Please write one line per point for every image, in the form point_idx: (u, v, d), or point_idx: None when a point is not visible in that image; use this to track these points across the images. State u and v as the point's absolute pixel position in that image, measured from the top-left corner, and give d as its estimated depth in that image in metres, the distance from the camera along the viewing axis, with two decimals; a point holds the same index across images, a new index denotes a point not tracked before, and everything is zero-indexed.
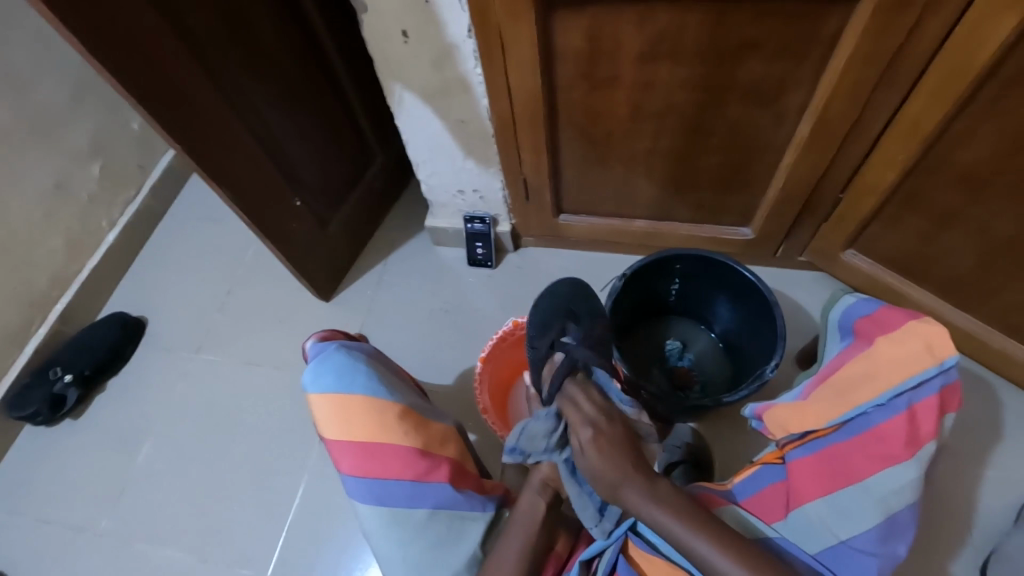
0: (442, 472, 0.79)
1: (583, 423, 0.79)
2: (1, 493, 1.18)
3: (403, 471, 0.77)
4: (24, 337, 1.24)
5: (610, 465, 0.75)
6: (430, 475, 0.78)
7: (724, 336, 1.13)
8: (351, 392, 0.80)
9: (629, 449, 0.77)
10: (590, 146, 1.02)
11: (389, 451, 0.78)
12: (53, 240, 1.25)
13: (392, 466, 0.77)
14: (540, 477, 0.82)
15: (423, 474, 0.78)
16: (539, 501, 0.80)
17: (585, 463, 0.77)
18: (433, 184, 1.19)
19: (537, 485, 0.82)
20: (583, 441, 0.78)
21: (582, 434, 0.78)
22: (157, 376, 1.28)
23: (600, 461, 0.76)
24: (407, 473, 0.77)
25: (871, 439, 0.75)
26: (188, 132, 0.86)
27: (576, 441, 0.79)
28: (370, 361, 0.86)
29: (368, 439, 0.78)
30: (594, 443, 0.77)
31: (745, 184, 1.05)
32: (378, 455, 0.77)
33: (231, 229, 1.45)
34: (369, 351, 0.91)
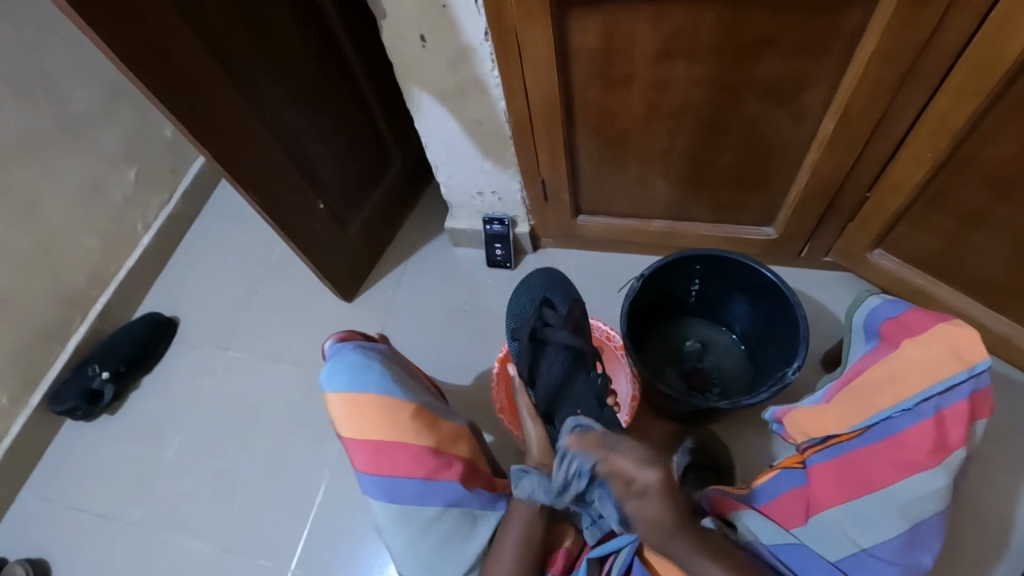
0: (453, 471, 0.79)
1: (641, 466, 0.70)
2: (42, 483, 1.24)
3: (414, 469, 0.78)
4: (65, 334, 1.30)
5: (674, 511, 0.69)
6: (441, 474, 0.78)
7: (745, 338, 1.11)
8: (365, 391, 0.81)
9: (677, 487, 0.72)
10: (607, 145, 1.02)
11: (400, 449, 0.78)
12: (91, 242, 1.31)
13: (403, 464, 0.78)
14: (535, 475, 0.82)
15: (433, 472, 0.78)
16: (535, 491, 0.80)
17: (647, 512, 0.69)
18: (451, 186, 1.21)
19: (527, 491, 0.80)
20: (648, 492, 0.69)
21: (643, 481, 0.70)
22: (186, 373, 1.32)
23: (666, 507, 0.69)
24: (419, 471, 0.78)
25: (895, 445, 0.73)
26: (214, 136, 0.89)
27: (638, 493, 0.70)
28: (384, 360, 0.86)
29: (380, 437, 0.79)
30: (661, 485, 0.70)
31: (765, 182, 1.03)
32: (390, 453, 0.78)
33: (257, 231, 1.49)
34: (381, 350, 0.91)
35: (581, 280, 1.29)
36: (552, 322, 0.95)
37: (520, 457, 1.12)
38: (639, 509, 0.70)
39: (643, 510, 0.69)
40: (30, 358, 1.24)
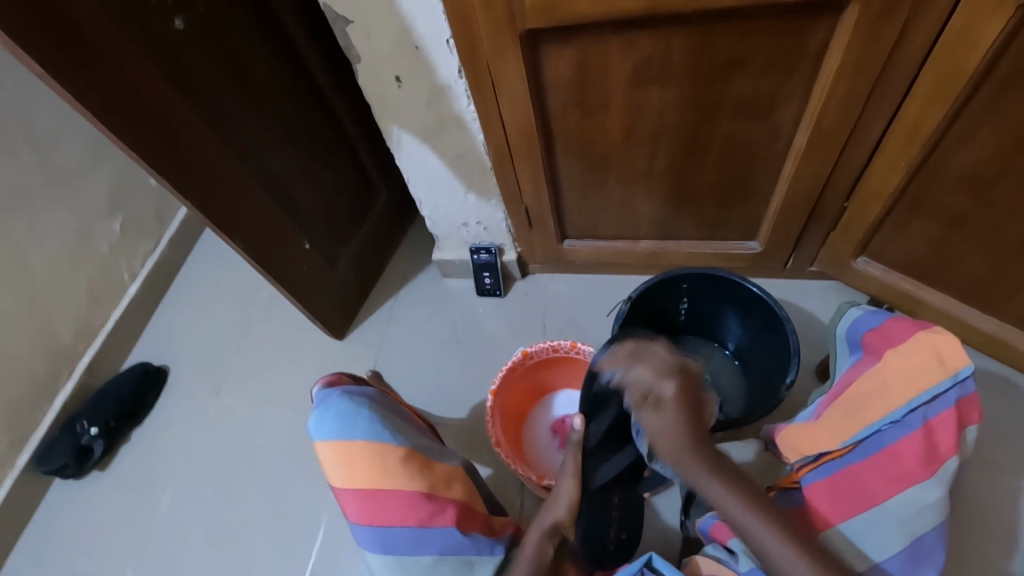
0: (447, 516, 0.77)
1: (660, 379, 0.78)
2: (31, 548, 1.21)
3: (408, 517, 0.76)
4: (52, 391, 1.28)
5: (686, 422, 0.76)
6: (435, 520, 0.77)
7: (740, 354, 1.10)
8: (353, 438, 0.78)
9: (699, 409, 0.78)
10: (588, 171, 1.03)
11: (393, 497, 0.76)
12: (78, 294, 1.30)
13: (395, 513, 0.76)
14: (551, 519, 0.80)
15: (427, 519, 0.76)
16: (547, 544, 0.77)
17: (652, 421, 0.77)
18: (437, 219, 1.21)
19: (546, 528, 0.79)
20: (667, 400, 0.77)
21: (653, 389, 0.78)
22: (177, 423, 1.30)
23: (678, 413, 0.76)
24: (412, 519, 0.76)
25: (887, 459, 0.72)
26: (196, 186, 0.89)
27: (657, 406, 0.78)
28: (373, 404, 0.84)
29: (372, 486, 0.77)
30: (676, 397, 0.77)
31: (746, 197, 1.04)
32: (383, 502, 0.76)
33: (245, 274, 1.49)
34: (372, 393, 0.89)
35: (572, 304, 1.29)
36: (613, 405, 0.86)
37: (522, 490, 1.10)
38: (644, 413, 0.78)
39: (650, 414, 0.78)
40: (18, 417, 1.22)
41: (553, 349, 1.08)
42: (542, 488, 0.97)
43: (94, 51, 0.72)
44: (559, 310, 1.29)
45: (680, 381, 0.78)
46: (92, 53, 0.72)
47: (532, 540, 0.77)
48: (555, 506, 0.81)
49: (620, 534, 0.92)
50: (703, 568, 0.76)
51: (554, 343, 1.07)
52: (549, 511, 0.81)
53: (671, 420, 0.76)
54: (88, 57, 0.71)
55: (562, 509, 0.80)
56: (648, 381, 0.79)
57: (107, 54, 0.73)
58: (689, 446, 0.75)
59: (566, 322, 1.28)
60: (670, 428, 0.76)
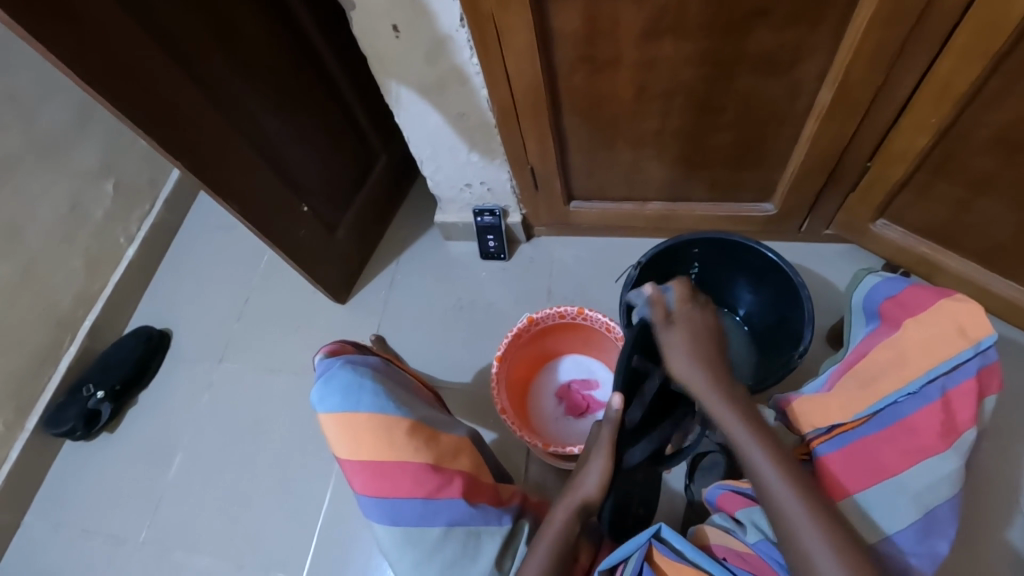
0: (454, 488, 0.77)
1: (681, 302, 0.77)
2: (46, 507, 1.24)
3: (414, 489, 0.76)
4: (56, 355, 1.28)
5: (697, 354, 0.73)
6: (442, 492, 0.76)
7: (750, 320, 1.07)
8: (357, 410, 0.78)
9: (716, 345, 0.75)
10: (597, 131, 0.98)
11: (400, 470, 0.76)
12: (75, 260, 1.28)
13: (402, 486, 0.76)
14: (580, 498, 0.75)
15: (434, 491, 0.76)
16: (575, 523, 0.74)
17: (675, 340, 0.74)
18: (438, 180, 1.17)
19: (577, 508, 0.75)
20: (682, 320, 0.76)
21: (680, 311, 0.77)
22: (183, 387, 1.30)
23: (687, 340, 0.74)
24: (419, 491, 0.76)
25: (904, 430, 0.73)
26: (187, 149, 0.85)
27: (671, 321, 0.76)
28: (377, 376, 0.83)
29: (379, 459, 0.76)
30: (691, 321, 0.75)
31: (762, 158, 1.00)
32: (390, 474, 0.76)
33: (243, 237, 1.45)
34: (375, 366, 0.87)
35: (578, 268, 1.27)
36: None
37: (527, 452, 1.12)
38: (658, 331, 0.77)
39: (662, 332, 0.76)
40: (23, 382, 1.22)
41: (559, 317, 1.05)
42: (550, 455, 0.98)
43: (67, 2, 0.66)
44: (564, 274, 1.26)
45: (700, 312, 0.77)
46: (65, 4, 0.66)
47: (558, 515, 0.74)
48: (585, 483, 0.77)
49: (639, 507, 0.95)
50: (711, 538, 0.77)
51: (560, 310, 1.04)
52: (578, 492, 0.76)
53: (683, 347, 0.74)
54: (60, 9, 0.66)
55: (591, 487, 0.76)
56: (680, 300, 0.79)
57: (83, 5, 0.68)
58: (703, 371, 0.72)
59: (572, 286, 1.25)
60: (687, 355, 0.73)
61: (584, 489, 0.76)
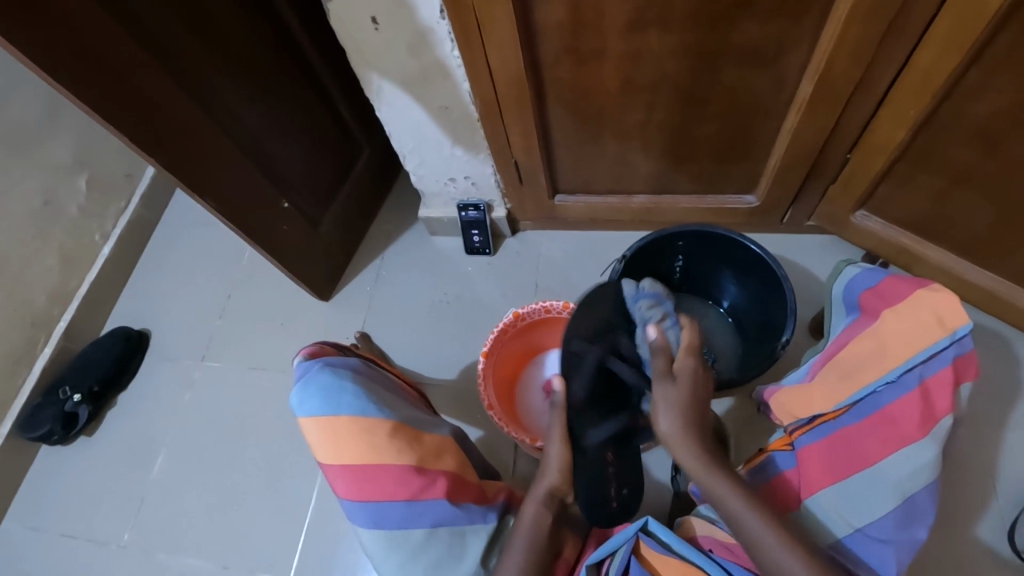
0: (438, 488, 0.77)
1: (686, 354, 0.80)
2: (23, 512, 1.21)
3: (397, 492, 0.75)
4: (30, 357, 1.25)
5: (688, 413, 0.76)
6: (426, 493, 0.76)
7: (734, 312, 1.08)
8: (338, 412, 0.77)
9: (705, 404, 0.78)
10: (581, 125, 0.98)
11: (382, 473, 0.75)
12: (47, 260, 1.24)
13: (385, 488, 0.75)
14: (546, 488, 0.80)
15: (418, 492, 0.76)
16: (545, 513, 0.77)
17: (669, 394, 0.77)
18: (422, 174, 1.15)
19: (543, 497, 0.79)
20: (685, 372, 0.78)
21: (683, 364, 0.79)
22: (164, 388, 1.28)
23: (684, 396, 0.77)
24: (402, 493, 0.75)
25: (884, 419, 0.75)
26: (163, 143, 0.82)
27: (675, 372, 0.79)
28: (357, 377, 0.82)
29: (361, 462, 0.75)
30: (691, 376, 0.78)
31: (745, 150, 1.00)
32: (372, 477, 0.75)
33: (224, 234, 1.43)
34: (354, 366, 0.86)
35: (564, 262, 1.27)
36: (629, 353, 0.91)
37: (514, 446, 1.12)
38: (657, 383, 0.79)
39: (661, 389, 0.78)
40: None
41: (546, 311, 1.06)
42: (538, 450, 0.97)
43: None
44: (551, 268, 1.26)
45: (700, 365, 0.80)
46: None
47: (531, 507, 0.78)
48: (549, 472, 0.82)
49: (622, 489, 0.86)
50: (697, 530, 0.78)
51: (547, 305, 1.05)
52: (543, 480, 0.82)
53: (677, 403, 0.76)
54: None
55: (555, 474, 0.82)
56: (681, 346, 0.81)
57: None
58: (691, 432, 0.75)
59: (558, 281, 1.25)
60: (677, 412, 0.76)
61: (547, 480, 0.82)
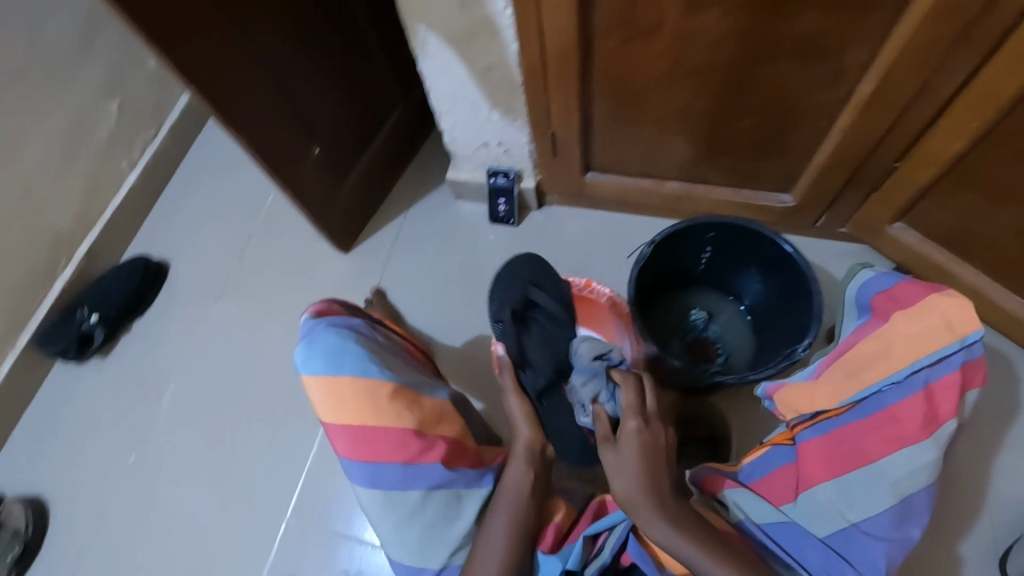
0: (435, 453, 0.78)
1: (626, 415, 0.79)
2: (35, 425, 1.24)
3: (395, 454, 0.76)
4: (51, 275, 1.26)
5: (642, 471, 0.74)
6: (423, 457, 0.77)
7: (754, 310, 1.07)
8: (339, 372, 0.77)
9: (661, 460, 0.75)
10: (624, 102, 0.95)
11: (382, 434, 0.76)
12: (73, 182, 1.24)
13: (383, 450, 0.76)
14: (524, 443, 0.84)
15: (415, 456, 0.77)
16: (528, 471, 0.80)
17: (613, 460, 0.77)
18: (456, 136, 1.14)
19: (524, 454, 0.82)
20: (628, 434, 0.77)
21: (628, 426, 0.77)
22: (178, 320, 1.30)
23: (632, 457, 0.75)
24: (399, 456, 0.76)
25: (886, 420, 0.74)
26: (202, 73, 0.81)
27: (621, 437, 0.78)
28: (361, 340, 0.82)
29: (361, 422, 0.76)
30: (636, 437, 0.76)
31: (788, 147, 0.97)
32: (372, 439, 0.76)
33: (249, 174, 1.43)
34: (359, 329, 0.86)
35: (587, 241, 1.25)
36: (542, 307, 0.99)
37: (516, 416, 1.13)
38: (605, 453, 0.78)
39: (609, 457, 0.77)
40: (17, 299, 1.21)
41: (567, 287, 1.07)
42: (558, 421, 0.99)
43: None
44: (572, 246, 1.25)
45: (644, 423, 0.78)
46: None
47: (514, 467, 0.80)
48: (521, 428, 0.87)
49: None
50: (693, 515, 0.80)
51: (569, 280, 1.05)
52: (520, 439, 0.85)
53: (625, 467, 0.74)
54: None
55: (526, 430, 0.86)
56: (626, 406, 0.79)
57: None
58: (645, 493, 0.72)
59: (578, 258, 1.24)
60: (628, 476, 0.74)
61: (523, 436, 0.86)
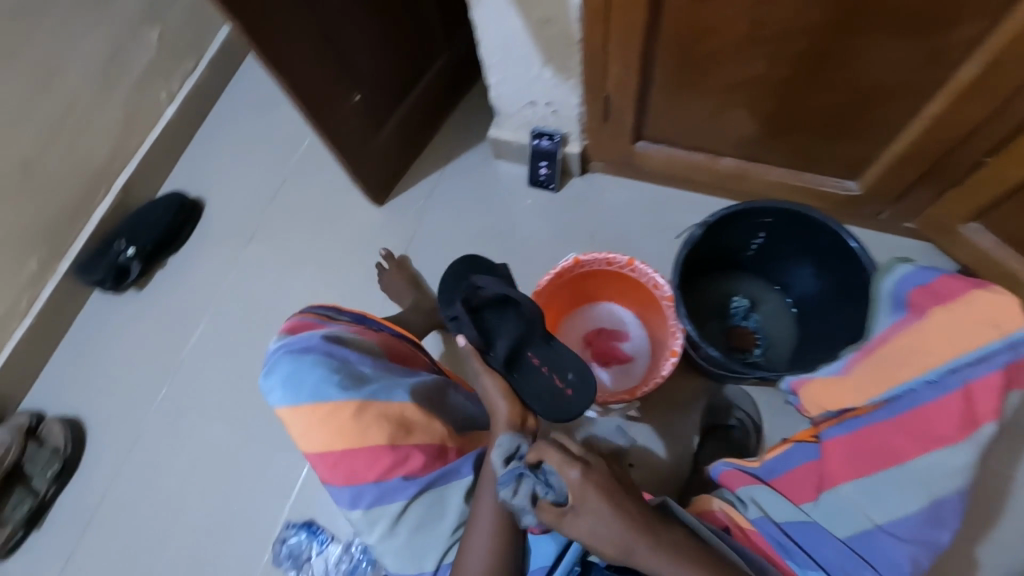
0: (409, 464, 0.67)
1: (566, 466, 0.63)
2: (74, 349, 1.28)
3: (366, 473, 0.66)
4: (90, 205, 1.27)
5: (615, 510, 0.61)
6: (396, 471, 0.67)
7: (801, 303, 1.01)
8: (298, 403, 0.67)
9: (622, 490, 0.63)
10: (689, 69, 0.88)
11: (350, 455, 0.66)
12: (112, 111, 1.23)
13: (354, 471, 0.66)
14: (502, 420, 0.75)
15: (387, 471, 0.66)
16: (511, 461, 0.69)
17: (581, 529, 0.61)
18: (502, 91, 1.08)
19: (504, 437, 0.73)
20: (578, 489, 0.62)
21: (574, 482, 0.62)
22: (211, 260, 1.30)
23: (595, 506, 0.61)
24: (370, 474, 0.66)
25: (917, 419, 0.68)
26: (245, 6, 0.77)
27: (572, 505, 0.62)
28: (320, 351, 0.71)
29: (328, 447, 0.66)
30: (584, 485, 0.62)
31: (863, 130, 0.89)
32: (341, 462, 0.66)
33: (287, 116, 1.39)
34: (325, 337, 0.74)
35: (628, 213, 1.20)
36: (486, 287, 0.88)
37: None
38: (570, 528, 0.61)
39: (572, 525, 0.62)
40: (57, 226, 1.22)
41: (609, 263, 0.98)
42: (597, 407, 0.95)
43: None
44: (611, 217, 1.20)
45: (586, 467, 0.63)
46: None
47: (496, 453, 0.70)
48: (498, 403, 0.77)
49: (567, 374, 0.87)
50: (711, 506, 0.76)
51: (611, 256, 0.96)
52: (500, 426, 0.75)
53: (597, 519, 0.61)
54: None
55: (504, 409, 0.76)
56: (555, 470, 0.63)
57: None
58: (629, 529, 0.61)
59: (617, 231, 1.19)
60: (599, 521, 0.61)
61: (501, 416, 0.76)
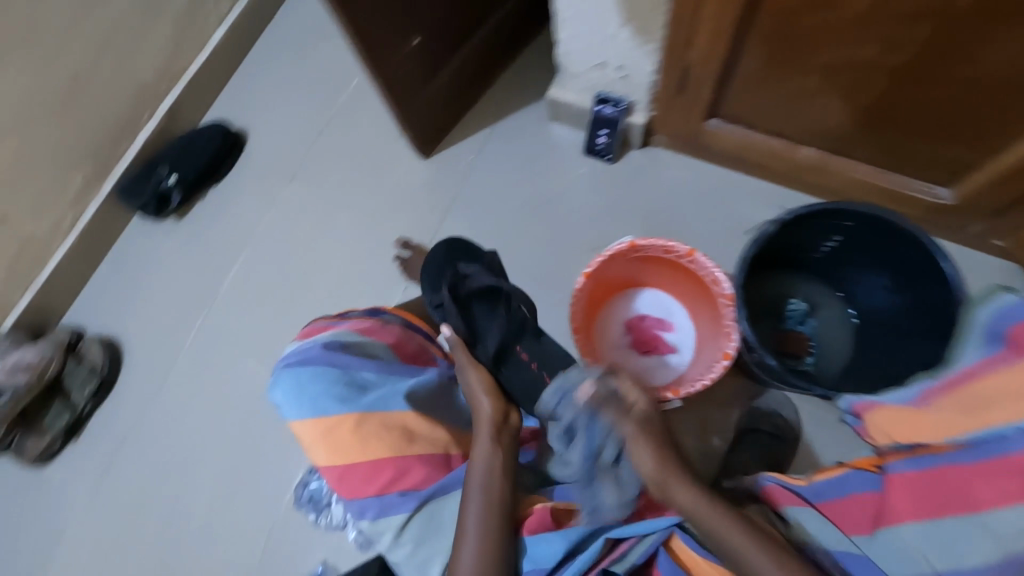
0: (406, 476, 0.70)
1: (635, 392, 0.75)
2: (113, 272, 1.28)
3: (366, 485, 0.69)
4: (135, 127, 1.25)
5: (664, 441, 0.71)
6: (393, 484, 0.69)
7: (865, 315, 0.95)
8: (304, 417, 0.72)
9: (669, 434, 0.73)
10: (788, 43, 0.79)
11: (350, 468, 0.70)
12: (160, 30, 1.19)
13: (355, 485, 0.69)
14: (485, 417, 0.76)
15: (385, 484, 0.69)
16: (497, 459, 0.71)
17: (641, 443, 0.70)
18: (573, 48, 0.98)
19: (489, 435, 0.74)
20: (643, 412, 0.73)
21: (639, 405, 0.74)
22: (250, 196, 1.28)
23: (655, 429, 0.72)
24: (370, 487, 0.69)
25: (1008, 470, 0.55)
26: None
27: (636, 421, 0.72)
28: (322, 364, 0.76)
29: (331, 462, 0.70)
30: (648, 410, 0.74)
31: (974, 133, 0.81)
32: (343, 476, 0.70)
33: (337, 51, 1.33)
34: (326, 346, 0.78)
35: (686, 195, 1.12)
36: (474, 276, 0.87)
37: None
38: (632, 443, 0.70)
39: (633, 440, 0.71)
40: (101, 145, 1.20)
41: (667, 250, 0.92)
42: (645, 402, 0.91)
43: None
44: (669, 197, 1.12)
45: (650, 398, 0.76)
46: None
47: (480, 453, 0.71)
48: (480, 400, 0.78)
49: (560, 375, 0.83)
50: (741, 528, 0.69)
51: (671, 245, 0.90)
52: (482, 430, 0.75)
53: (652, 443, 0.70)
54: None
55: (486, 411, 0.76)
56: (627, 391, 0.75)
57: None
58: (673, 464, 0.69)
59: (674, 213, 1.12)
60: (651, 447, 0.70)
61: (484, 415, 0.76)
